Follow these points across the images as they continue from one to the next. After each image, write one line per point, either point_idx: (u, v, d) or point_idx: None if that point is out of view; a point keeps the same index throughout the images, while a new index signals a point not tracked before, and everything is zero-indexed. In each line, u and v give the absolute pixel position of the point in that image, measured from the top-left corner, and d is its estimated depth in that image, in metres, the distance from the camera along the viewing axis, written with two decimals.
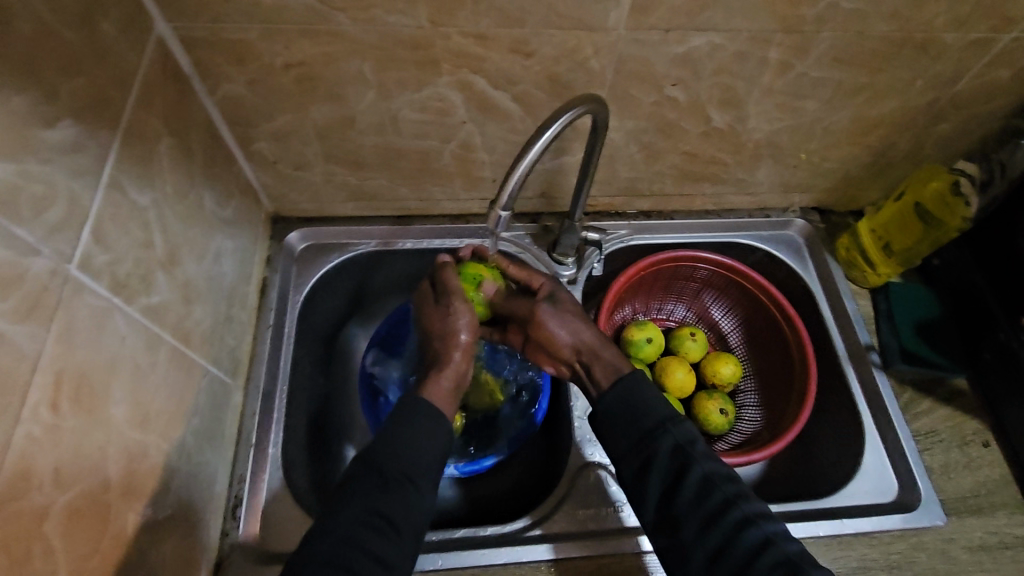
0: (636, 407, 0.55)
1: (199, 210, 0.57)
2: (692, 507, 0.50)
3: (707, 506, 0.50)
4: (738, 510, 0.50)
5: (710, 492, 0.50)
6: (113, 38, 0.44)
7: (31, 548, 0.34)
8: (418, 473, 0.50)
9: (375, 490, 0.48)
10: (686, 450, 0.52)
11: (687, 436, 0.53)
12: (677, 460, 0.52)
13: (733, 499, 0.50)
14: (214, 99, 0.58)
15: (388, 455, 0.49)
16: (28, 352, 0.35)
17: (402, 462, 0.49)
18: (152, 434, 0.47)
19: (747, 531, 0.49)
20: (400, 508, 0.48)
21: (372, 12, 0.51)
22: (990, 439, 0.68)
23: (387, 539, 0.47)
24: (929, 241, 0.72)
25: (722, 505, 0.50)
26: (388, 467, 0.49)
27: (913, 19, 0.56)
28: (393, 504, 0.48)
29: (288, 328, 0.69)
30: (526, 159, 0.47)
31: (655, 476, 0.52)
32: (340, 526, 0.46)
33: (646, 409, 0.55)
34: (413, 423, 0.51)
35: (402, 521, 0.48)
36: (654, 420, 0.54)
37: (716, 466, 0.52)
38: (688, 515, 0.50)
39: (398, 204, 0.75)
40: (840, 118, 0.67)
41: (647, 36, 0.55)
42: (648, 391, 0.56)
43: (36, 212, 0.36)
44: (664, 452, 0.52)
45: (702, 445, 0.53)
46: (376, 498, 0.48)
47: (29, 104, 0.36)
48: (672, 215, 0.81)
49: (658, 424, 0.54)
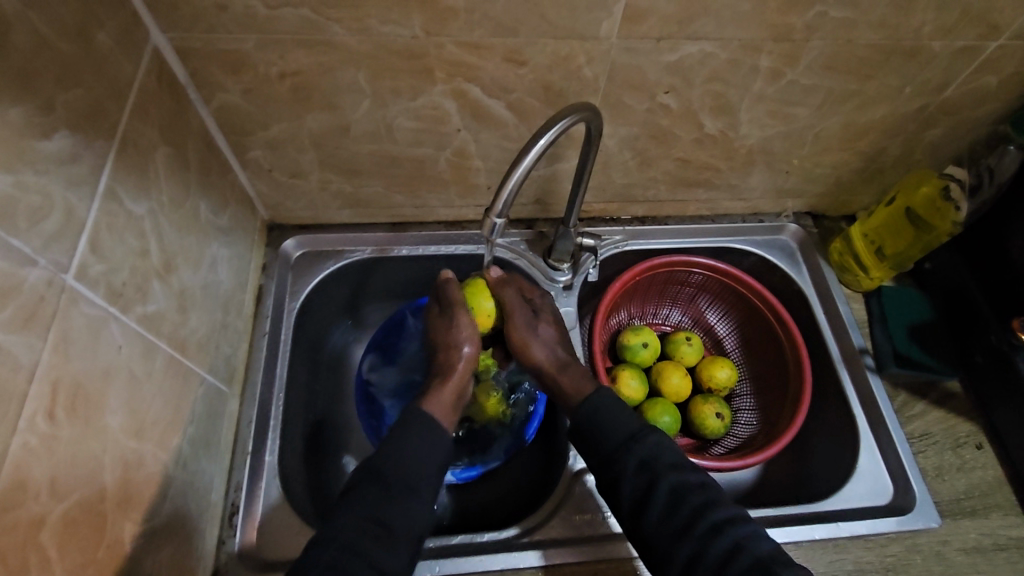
0: (604, 424, 0.56)
1: (196, 218, 0.57)
2: (663, 521, 0.51)
3: (677, 518, 0.50)
4: (706, 519, 0.50)
5: (680, 504, 0.51)
6: (110, 48, 0.44)
7: (26, 557, 0.34)
8: (419, 481, 0.51)
9: (375, 498, 0.49)
10: (652, 465, 0.53)
11: (651, 452, 0.54)
12: (644, 476, 0.52)
13: (701, 510, 0.50)
14: (211, 108, 0.59)
15: (391, 464, 0.51)
16: (24, 362, 0.35)
17: (400, 467, 0.51)
18: (148, 443, 0.47)
19: (717, 539, 0.49)
20: (400, 516, 0.49)
21: (366, 22, 0.51)
22: (983, 441, 0.69)
23: (384, 546, 0.47)
24: (919, 245, 0.74)
25: (692, 517, 0.50)
26: (391, 476, 0.50)
27: (901, 27, 0.56)
28: (394, 512, 0.49)
29: (285, 336, 0.70)
30: (519, 168, 0.47)
31: (625, 489, 0.53)
32: (340, 532, 0.47)
33: (611, 428, 0.55)
34: (418, 433, 0.53)
35: (400, 528, 0.48)
36: (619, 439, 0.55)
37: (684, 477, 0.52)
38: (660, 529, 0.51)
39: (394, 211, 0.76)
40: (831, 124, 0.68)
41: (639, 45, 0.55)
42: (614, 407, 0.57)
43: (32, 222, 0.36)
44: (630, 467, 0.53)
45: (668, 458, 0.53)
46: (375, 506, 0.49)
47: (25, 116, 0.36)
48: (666, 221, 0.82)
49: (623, 443, 0.54)
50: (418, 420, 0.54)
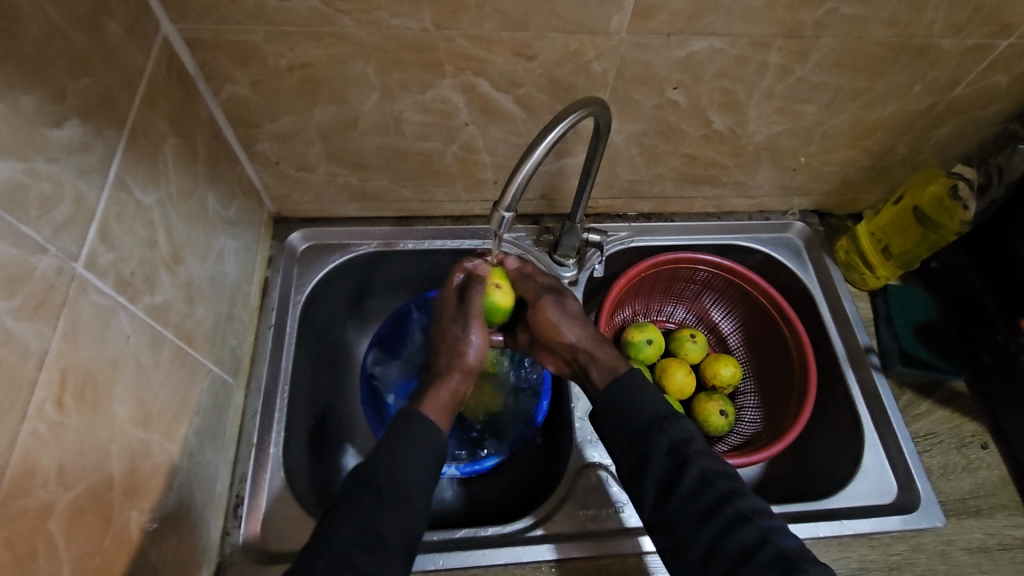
0: (634, 405, 0.55)
1: (203, 210, 0.57)
2: (687, 504, 0.51)
3: (701, 503, 0.50)
4: (733, 507, 0.50)
5: (706, 488, 0.51)
6: (120, 39, 0.44)
7: (34, 545, 0.34)
8: (413, 490, 0.50)
9: (370, 510, 0.48)
10: (683, 448, 0.53)
11: (684, 435, 0.54)
12: (674, 458, 0.52)
13: (728, 496, 0.50)
14: (218, 100, 0.58)
15: (383, 471, 0.50)
16: (33, 350, 0.35)
17: (390, 474, 0.50)
18: (155, 433, 0.47)
19: (743, 528, 0.49)
20: (399, 520, 0.48)
21: (376, 14, 0.51)
22: (988, 441, 0.69)
23: (378, 559, 0.46)
24: (927, 244, 0.73)
25: (719, 502, 0.50)
26: (383, 485, 0.49)
27: (912, 24, 0.56)
28: (387, 522, 0.48)
29: (290, 328, 0.70)
30: (529, 161, 0.47)
31: (653, 468, 0.53)
32: (333, 545, 0.46)
33: (630, 415, 0.55)
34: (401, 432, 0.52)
35: (394, 540, 0.48)
36: (649, 418, 0.54)
37: (713, 463, 0.52)
38: (682, 513, 0.51)
39: (401, 205, 0.75)
40: (840, 121, 0.68)
41: (649, 40, 0.55)
42: (644, 388, 0.56)
43: (43, 210, 0.37)
44: (660, 449, 0.53)
45: (699, 443, 0.53)
46: (368, 518, 0.48)
47: (37, 104, 0.36)
48: (672, 218, 0.82)
49: (647, 427, 0.54)
50: (411, 425, 0.53)
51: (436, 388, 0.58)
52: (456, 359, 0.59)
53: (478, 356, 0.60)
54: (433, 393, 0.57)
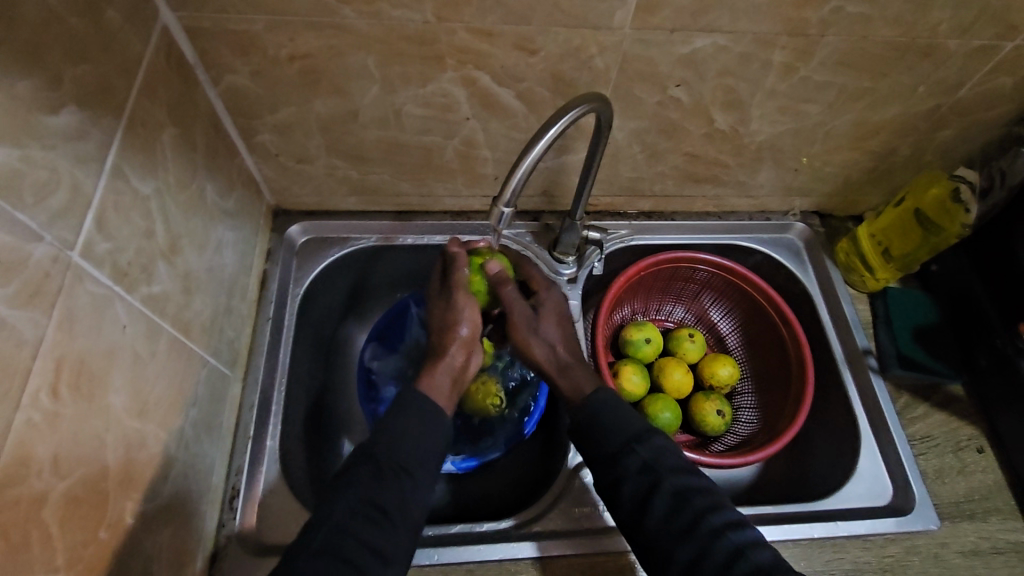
0: (611, 419, 0.55)
1: (202, 200, 0.57)
2: (673, 519, 0.50)
3: (680, 520, 0.50)
4: (709, 522, 0.50)
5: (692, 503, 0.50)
6: (119, 25, 0.44)
7: (28, 533, 0.34)
8: (414, 462, 0.50)
9: (370, 479, 0.48)
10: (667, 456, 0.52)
11: (655, 453, 0.53)
12: (650, 475, 0.52)
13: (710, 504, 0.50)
14: (218, 90, 0.58)
15: (383, 446, 0.50)
16: (28, 338, 0.35)
17: (400, 454, 0.50)
18: (151, 424, 0.47)
19: (721, 541, 0.48)
20: (396, 501, 0.48)
21: (377, 6, 0.50)
22: (984, 445, 0.69)
23: (379, 528, 0.47)
24: (927, 248, 0.72)
25: (695, 518, 0.50)
26: (382, 456, 0.50)
27: (917, 24, 0.56)
28: (389, 493, 0.48)
29: (288, 321, 0.69)
30: (529, 157, 0.47)
31: (637, 478, 0.52)
32: (334, 513, 0.46)
33: None
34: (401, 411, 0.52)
35: (395, 510, 0.48)
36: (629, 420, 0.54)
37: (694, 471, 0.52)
38: (661, 531, 0.50)
39: (400, 199, 0.75)
40: (843, 122, 0.67)
41: (653, 36, 0.55)
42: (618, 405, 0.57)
43: (39, 198, 0.36)
44: (633, 466, 0.53)
45: (670, 460, 0.53)
46: (370, 487, 0.48)
47: (33, 89, 0.36)
48: (673, 216, 0.82)
49: None
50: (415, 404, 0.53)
51: (438, 370, 0.57)
52: (450, 335, 0.58)
53: (470, 329, 0.58)
54: (433, 376, 0.56)
